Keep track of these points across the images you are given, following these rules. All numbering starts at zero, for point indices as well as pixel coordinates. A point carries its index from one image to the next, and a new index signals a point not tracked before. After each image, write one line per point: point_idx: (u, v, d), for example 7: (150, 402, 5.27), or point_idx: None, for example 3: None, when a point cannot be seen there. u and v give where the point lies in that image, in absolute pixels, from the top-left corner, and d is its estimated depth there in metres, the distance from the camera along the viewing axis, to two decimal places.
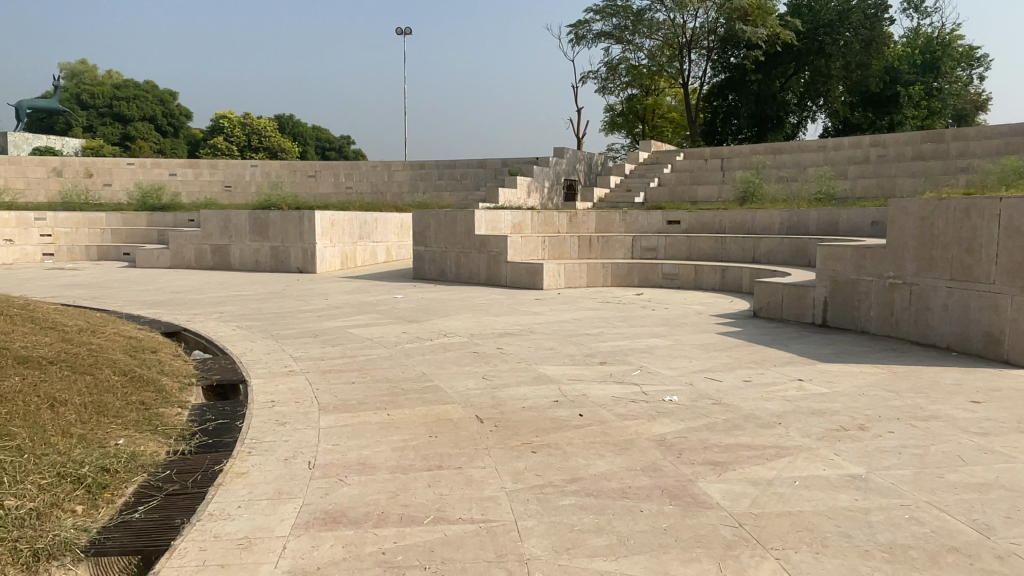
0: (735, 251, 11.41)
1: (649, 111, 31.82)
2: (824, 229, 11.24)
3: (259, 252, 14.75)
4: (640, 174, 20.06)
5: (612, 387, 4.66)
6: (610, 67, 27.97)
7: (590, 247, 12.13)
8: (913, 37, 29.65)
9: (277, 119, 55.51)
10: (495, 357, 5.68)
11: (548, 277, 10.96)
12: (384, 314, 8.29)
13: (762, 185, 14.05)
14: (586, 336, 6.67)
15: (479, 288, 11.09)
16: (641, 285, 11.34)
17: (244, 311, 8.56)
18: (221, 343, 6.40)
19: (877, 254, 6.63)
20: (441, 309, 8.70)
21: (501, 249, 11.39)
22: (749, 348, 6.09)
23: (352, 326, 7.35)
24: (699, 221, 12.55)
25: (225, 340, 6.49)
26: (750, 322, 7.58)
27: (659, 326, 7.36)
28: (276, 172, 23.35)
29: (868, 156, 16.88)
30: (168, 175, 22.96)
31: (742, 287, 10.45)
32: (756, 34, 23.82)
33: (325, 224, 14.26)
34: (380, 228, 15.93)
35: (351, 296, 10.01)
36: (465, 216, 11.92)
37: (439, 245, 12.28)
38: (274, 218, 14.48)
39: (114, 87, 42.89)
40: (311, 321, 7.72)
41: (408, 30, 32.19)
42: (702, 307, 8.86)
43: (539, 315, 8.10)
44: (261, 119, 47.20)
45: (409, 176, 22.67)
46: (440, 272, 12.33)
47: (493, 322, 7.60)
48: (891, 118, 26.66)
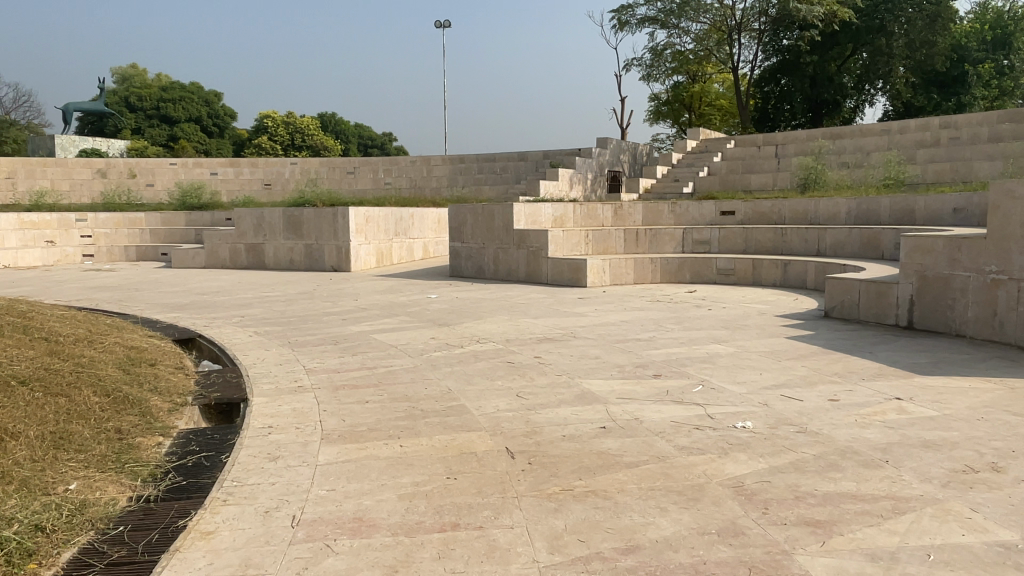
0: (798, 243, 10.47)
1: (695, 99, 30.62)
2: (897, 218, 10.20)
3: (293, 251, 14.36)
4: (688, 163, 19.06)
5: (670, 409, 3.91)
6: (654, 54, 26.92)
7: (637, 240, 11.31)
8: (982, 11, 27.67)
9: (320, 118, 55.74)
10: (532, 368, 4.98)
11: (593, 274, 10.20)
12: (415, 316, 7.68)
13: (825, 171, 12.96)
14: (636, 342, 5.92)
15: (518, 286, 10.41)
16: (693, 281, 10.51)
17: (269, 313, 8.06)
18: (234, 350, 5.87)
19: (976, 246, 5.68)
20: (477, 310, 8.04)
21: (542, 244, 10.68)
22: (827, 357, 5.25)
23: (378, 330, 6.76)
24: (756, 211, 11.60)
25: (238, 348, 5.96)
26: (822, 324, 6.70)
27: (719, 328, 6.56)
28: (315, 169, 23.07)
29: (938, 139, 15.59)
30: (209, 175, 22.90)
31: (806, 283, 9.53)
32: (812, 13, 22.45)
33: (359, 221, 13.76)
34: (416, 224, 15.36)
35: (383, 296, 9.45)
36: (503, 210, 11.24)
37: (477, 241, 11.63)
38: (309, 215, 14.06)
39: (161, 89, 43.48)
40: (337, 325, 7.15)
41: (447, 22, 31.61)
42: (763, 306, 8.00)
43: (583, 316, 7.39)
44: (304, 118, 47.35)
45: (448, 170, 22.11)
46: (478, 270, 11.69)
47: (531, 325, 6.91)
48: (958, 100, 24.94)
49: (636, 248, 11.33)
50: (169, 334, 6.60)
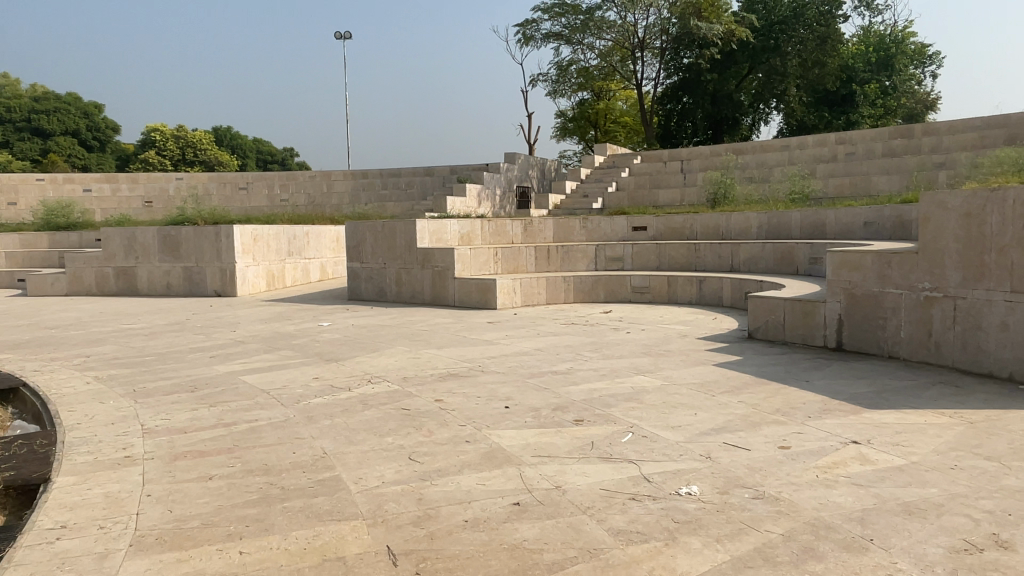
0: (711, 259, 10.11)
1: (601, 115, 30.81)
2: (808, 233, 10.03)
3: (171, 274, 12.91)
4: (596, 179, 18.78)
5: (597, 469, 3.18)
6: (559, 70, 26.83)
7: (549, 258, 10.71)
8: (865, 34, 29.25)
9: (215, 132, 52.81)
10: (430, 417, 4.14)
11: (502, 295, 9.48)
12: (299, 350, 6.67)
13: (734, 186, 12.82)
14: (551, 376, 5.20)
15: (422, 310, 9.54)
16: (608, 301, 9.98)
17: (124, 351, 6.84)
18: (58, 403, 4.75)
19: (907, 261, 5.32)
20: (374, 340, 7.14)
21: (447, 263, 9.86)
22: (763, 389, 4.69)
23: (251, 370, 5.74)
24: (669, 227, 11.24)
25: (66, 399, 4.84)
26: (748, 348, 6.22)
27: (641, 356, 5.95)
28: (203, 185, 21.35)
29: (836, 155, 15.93)
30: (82, 192, 20.73)
31: (722, 301, 9.15)
32: (711, 32, 22.97)
33: (246, 240, 12.51)
34: (311, 243, 14.19)
35: (267, 326, 8.36)
36: (405, 227, 10.37)
37: (377, 261, 10.69)
38: (188, 234, 12.68)
39: (32, 99, 39.77)
40: (201, 364, 6.06)
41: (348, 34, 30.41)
42: (683, 327, 7.48)
43: (492, 345, 6.62)
44: (197, 133, 44.59)
45: (349, 186, 20.94)
46: (379, 292, 10.74)
47: (433, 357, 6.07)
48: (847, 118, 26.07)
49: (548, 266, 10.72)
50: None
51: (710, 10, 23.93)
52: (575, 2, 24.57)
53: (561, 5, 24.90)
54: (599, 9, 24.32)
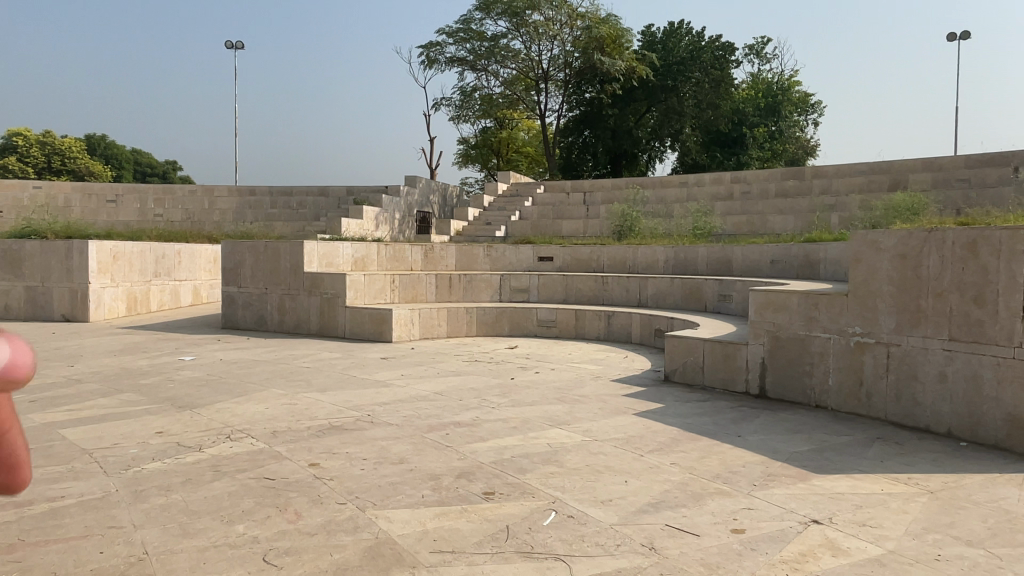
0: (619, 293, 9.67)
1: (503, 144, 30.61)
2: (714, 269, 9.82)
3: (10, 295, 11.11)
4: (500, 207, 18.28)
5: (518, 572, 2.44)
6: (463, 96, 26.40)
7: (450, 287, 9.94)
8: (753, 82, 30.80)
9: (88, 140, 48.50)
10: (300, 492, 3.26)
11: (398, 327, 8.62)
12: (149, 395, 5.53)
13: (640, 219, 12.58)
14: (452, 429, 4.41)
15: (307, 342, 8.51)
16: (512, 334, 9.34)
17: None
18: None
19: (836, 303, 5.00)
20: (244, 380, 6.09)
21: (338, 290, 8.89)
22: (695, 445, 4.13)
23: (77, 422, 4.58)
24: (576, 258, 10.77)
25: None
26: (666, 393, 5.71)
27: (554, 402, 5.27)
28: (65, 196, 19.12)
29: (732, 193, 16.19)
30: None
31: (631, 338, 8.69)
32: (614, 67, 23.34)
33: (103, 258, 10.98)
34: (184, 263, 12.74)
35: (117, 361, 7.08)
36: (291, 248, 9.32)
37: (257, 285, 9.56)
38: (32, 250, 10.98)
39: None
40: (12, 411, 4.81)
41: (241, 44, 28.63)
42: (595, 367, 6.92)
43: (383, 387, 5.75)
44: (67, 139, 40.64)
45: (234, 203, 19.34)
46: (258, 320, 9.59)
47: (313, 404, 5.13)
48: (738, 159, 27.15)
49: (449, 296, 9.95)
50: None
51: (612, 47, 24.39)
52: (480, 28, 24.27)
53: (466, 30, 24.53)
54: (504, 37, 24.14)
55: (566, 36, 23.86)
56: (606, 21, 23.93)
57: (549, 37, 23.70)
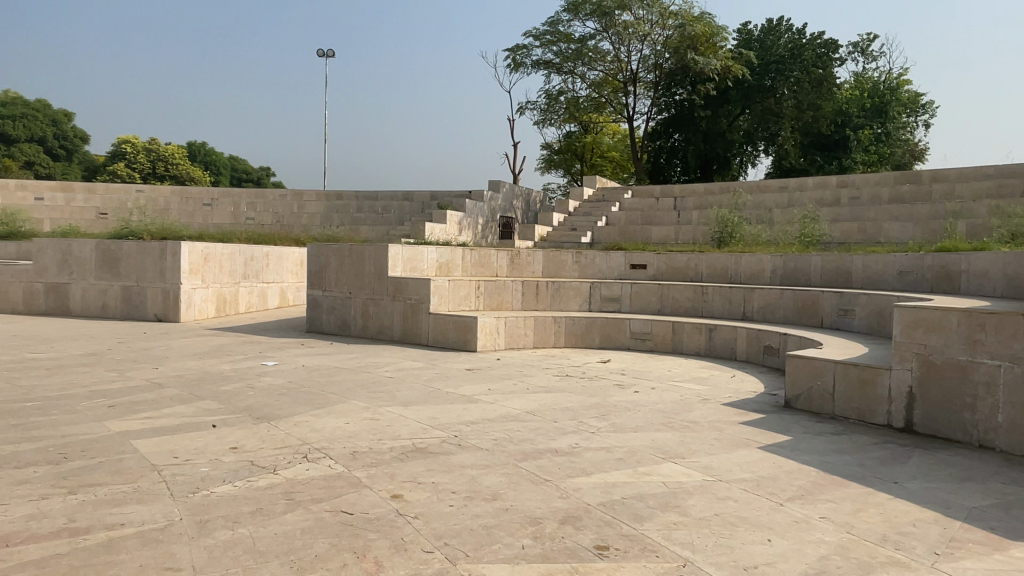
0: (720, 304, 8.91)
1: (587, 149, 29.81)
2: (829, 280, 8.91)
3: (107, 294, 11.40)
4: (585, 212, 17.71)
5: None
6: (548, 100, 26.00)
7: (537, 295, 9.45)
8: (858, 81, 28.94)
9: (189, 148, 51.03)
10: (380, 535, 2.80)
11: (483, 335, 8.18)
12: (228, 403, 5.27)
13: (741, 224, 11.71)
14: (549, 459, 3.88)
15: (389, 349, 8.18)
16: (603, 346, 8.75)
17: (9, 391, 5.37)
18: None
19: (1009, 326, 4.16)
20: (325, 388, 5.77)
21: (422, 295, 8.54)
22: (843, 494, 3.45)
23: (151, 432, 4.32)
24: (671, 266, 10.05)
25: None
26: (791, 422, 4.99)
27: (662, 429, 4.66)
28: (164, 199, 19.84)
29: (839, 199, 14.96)
30: (33, 200, 19.12)
31: (736, 354, 7.93)
32: (708, 66, 22.37)
33: (195, 259, 11.10)
34: (272, 265, 12.80)
35: (201, 364, 6.95)
36: (375, 252, 9.06)
37: (341, 289, 9.35)
38: (129, 250, 11.23)
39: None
40: (89, 417, 4.61)
41: (332, 52, 29.21)
42: (702, 388, 6.24)
43: (470, 403, 5.29)
44: (171, 147, 42.79)
45: (322, 208, 19.56)
46: (342, 325, 9.37)
47: (396, 419, 4.72)
48: (840, 162, 25.49)
49: (536, 304, 9.46)
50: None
51: (706, 45, 23.43)
52: (568, 30, 23.80)
53: (553, 32, 24.14)
54: (593, 38, 23.61)
55: (657, 36, 23.10)
56: (701, 19, 23.02)
57: (640, 37, 23.01)
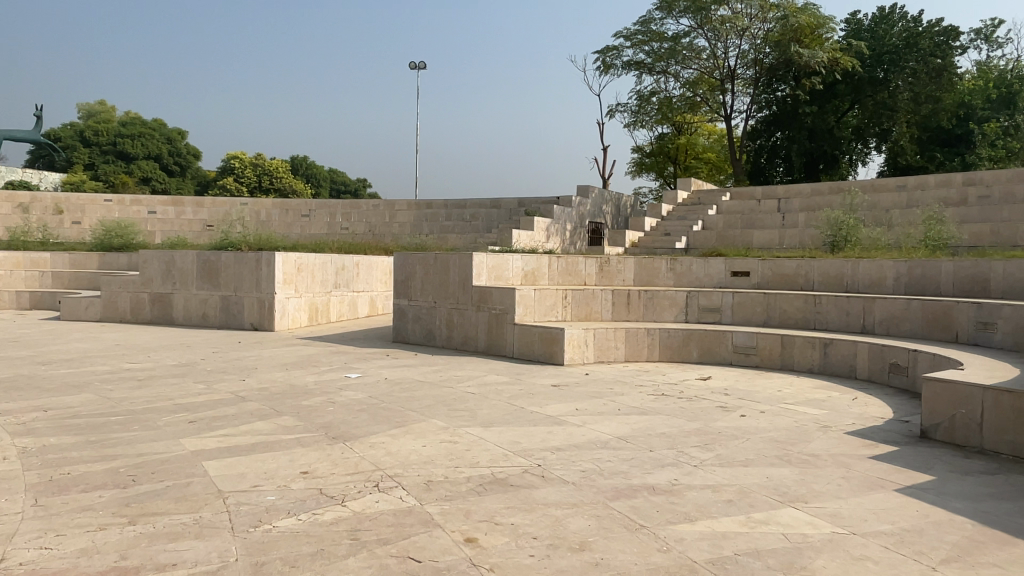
0: (834, 316, 8.09)
1: (681, 151, 28.79)
2: (964, 290, 7.92)
3: (207, 303, 11.74)
4: (679, 216, 16.93)
5: None
6: (639, 102, 25.34)
7: (629, 305, 8.91)
8: (983, 70, 26.55)
9: (291, 162, 53.37)
10: None
11: (572, 348, 7.75)
12: (306, 418, 5.09)
13: (857, 226, 10.72)
14: (645, 499, 3.41)
15: (474, 361, 7.89)
16: (702, 360, 8.12)
17: (98, 404, 5.41)
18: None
19: None
20: (405, 404, 5.49)
21: (507, 306, 8.20)
22: (1013, 559, 2.80)
23: (224, 452, 4.15)
24: (777, 273, 9.26)
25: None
26: (930, 457, 4.29)
27: (776, 464, 4.08)
28: (265, 211, 20.56)
29: (966, 197, 13.55)
30: (147, 213, 20.27)
31: (855, 372, 7.14)
32: (814, 59, 21.04)
33: (288, 269, 11.25)
34: (362, 274, 12.85)
35: (286, 375, 6.88)
36: (460, 261, 8.81)
37: (427, 299, 9.16)
38: (227, 260, 11.52)
39: (121, 124, 39.81)
40: (168, 434, 4.52)
41: (423, 64, 29.62)
42: (818, 412, 5.56)
43: (557, 425, 4.87)
44: (275, 161, 44.78)
45: (412, 217, 19.70)
46: (427, 335, 9.17)
47: (476, 442, 4.36)
48: (963, 159, 23.29)
49: (627, 315, 8.91)
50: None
51: (811, 37, 22.11)
52: (661, 28, 23.10)
53: (645, 32, 23.50)
54: (687, 36, 22.83)
55: (757, 30, 22.01)
56: (805, 10, 21.74)
57: (738, 32, 21.99)
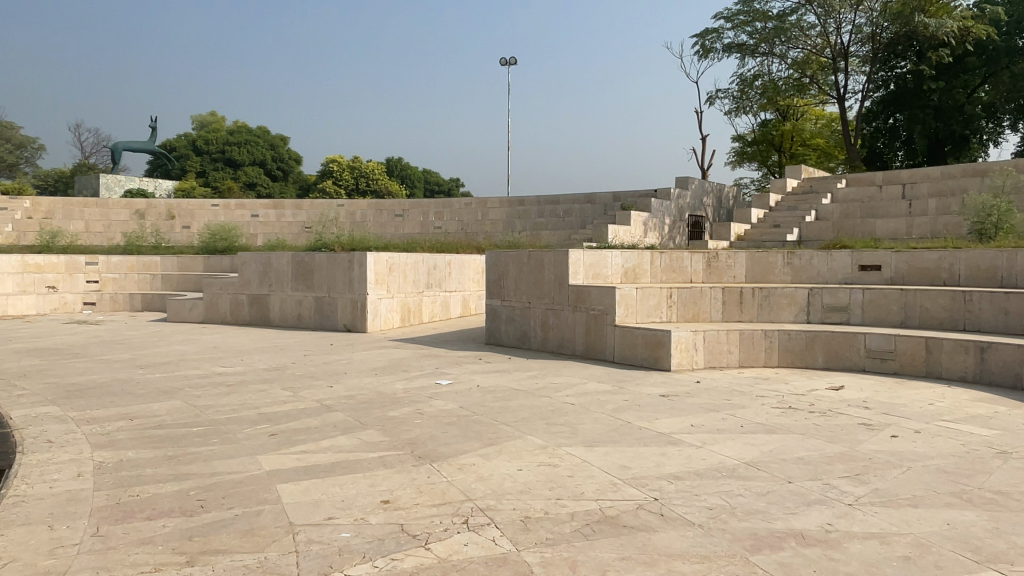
0: (990, 315, 6.97)
1: (787, 138, 27.06)
2: None
3: (302, 304, 11.74)
4: (790, 206, 15.68)
5: None
6: (742, 87, 23.99)
7: (741, 304, 8.06)
8: None
9: (387, 164, 54.56)
10: None
11: (678, 353, 7.04)
12: (392, 430, 4.67)
13: (1012, 212, 9.35)
14: (796, 553, 2.73)
15: (572, 366, 7.32)
16: (829, 366, 7.21)
17: (185, 413, 5.22)
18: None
19: None
20: (497, 417, 4.99)
21: (607, 306, 7.58)
22: None
23: (303, 472, 3.77)
24: (915, 266, 8.17)
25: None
26: None
27: (955, 505, 3.28)
28: (360, 212, 20.75)
29: None
30: (251, 217, 20.92)
31: (1021, 382, 6.06)
32: (941, 29, 19.06)
33: (380, 269, 11.04)
34: (454, 274, 12.53)
35: (375, 381, 6.56)
36: (555, 258, 8.26)
37: (520, 299, 8.66)
38: (321, 261, 11.47)
39: (229, 133, 41.85)
40: (247, 449, 4.21)
41: (513, 60, 29.23)
42: (989, 433, 4.63)
43: (671, 446, 4.22)
44: (372, 164, 45.79)
45: (504, 214, 19.32)
46: (522, 337, 8.67)
47: (579, 466, 3.79)
48: None
49: (740, 315, 8.07)
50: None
51: (937, 6, 20.12)
52: (765, 7, 21.72)
53: (748, 12, 22.16)
54: (794, 13, 21.36)
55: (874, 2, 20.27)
56: None
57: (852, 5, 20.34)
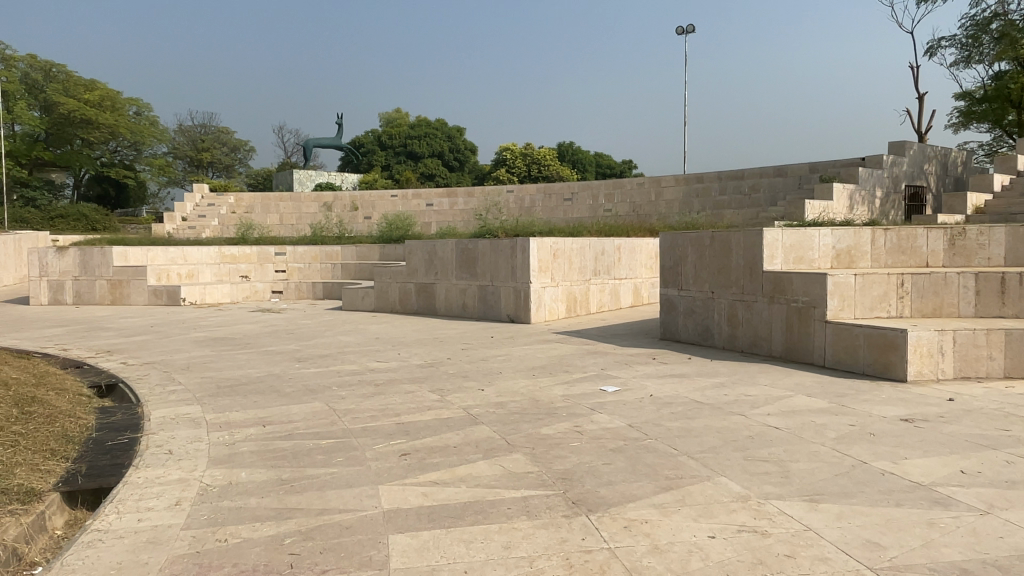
0: None
1: None
2: None
3: (466, 293, 11.27)
4: None
5: None
6: (974, 31, 20.26)
7: (1003, 296, 6.18)
8: None
9: (560, 148, 54.11)
10: None
11: (916, 358, 5.43)
12: (543, 456, 3.74)
13: None
14: None
15: (769, 372, 5.98)
16: None
17: (321, 419, 4.69)
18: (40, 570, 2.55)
19: None
20: (677, 443, 3.88)
21: (815, 297, 6.12)
22: None
23: (426, 515, 2.96)
24: None
25: (67, 550, 2.63)
26: None
27: None
28: (530, 197, 20.21)
29: None
30: (425, 206, 21.18)
31: None
32: None
33: (544, 255, 10.23)
34: (624, 259, 11.42)
35: (534, 384, 5.71)
36: (745, 239, 6.89)
37: (703, 288, 7.39)
38: (484, 248, 10.90)
39: (410, 127, 43.58)
40: (371, 475, 3.50)
41: (691, 27, 26.98)
42: None
43: (941, 513, 2.87)
44: (544, 149, 45.41)
45: (681, 193, 17.66)
46: (704, 333, 7.40)
47: (803, 540, 2.60)
48: None
49: (1001, 309, 6.19)
50: (53, 475, 3.53)
51: None
52: None
53: None
54: None
55: None
56: None
57: None
